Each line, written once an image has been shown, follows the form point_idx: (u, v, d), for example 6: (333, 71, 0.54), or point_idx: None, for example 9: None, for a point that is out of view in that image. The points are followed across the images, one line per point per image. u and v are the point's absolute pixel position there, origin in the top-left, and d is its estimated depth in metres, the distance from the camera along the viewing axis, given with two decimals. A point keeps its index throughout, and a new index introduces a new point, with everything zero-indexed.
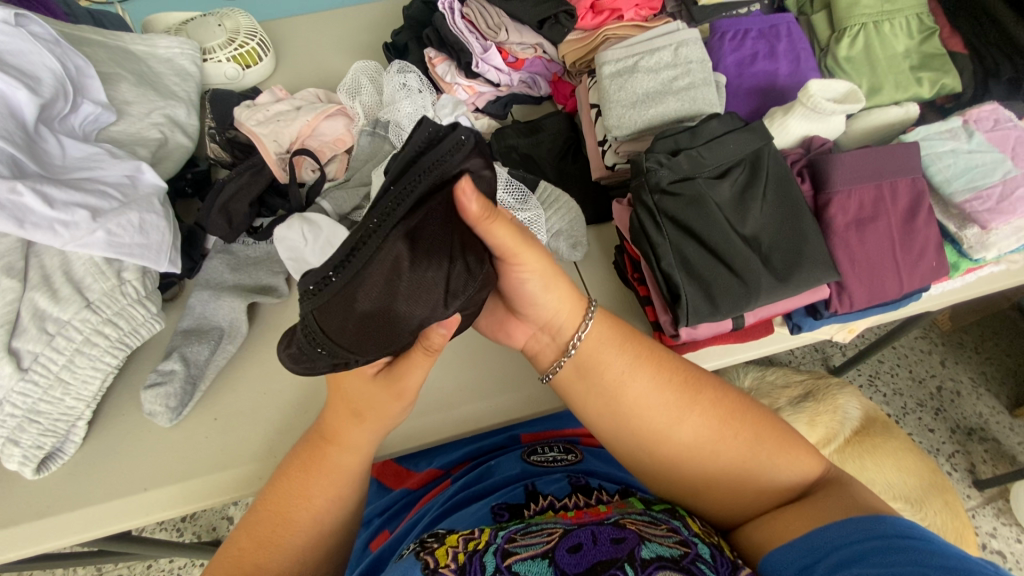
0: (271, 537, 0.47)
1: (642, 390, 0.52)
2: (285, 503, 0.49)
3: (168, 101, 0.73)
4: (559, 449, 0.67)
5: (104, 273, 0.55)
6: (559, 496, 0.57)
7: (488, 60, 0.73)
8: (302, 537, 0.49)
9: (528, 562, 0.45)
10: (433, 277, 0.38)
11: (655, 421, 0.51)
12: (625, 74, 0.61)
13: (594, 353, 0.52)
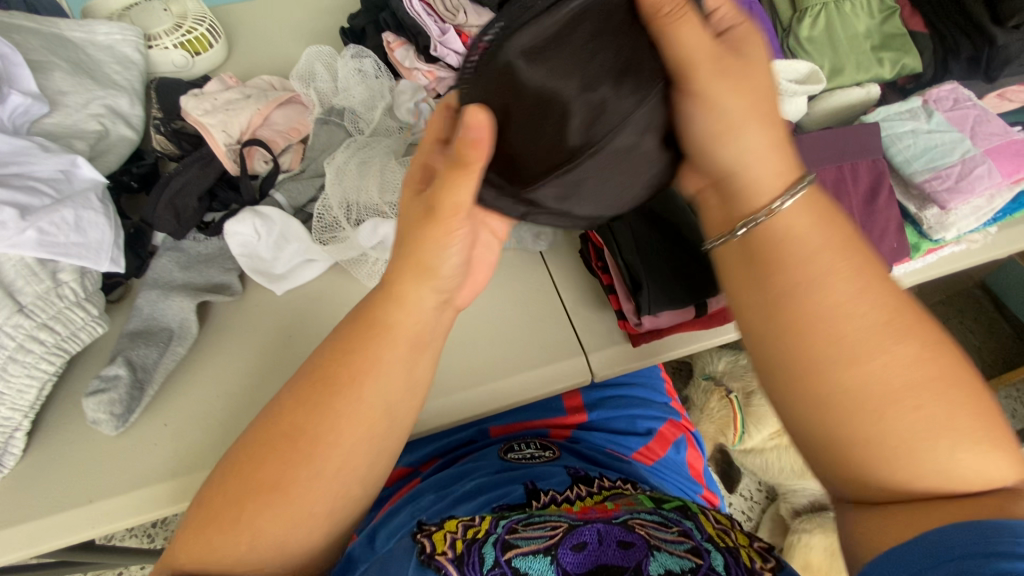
0: (261, 498, 0.41)
1: (850, 304, 0.34)
2: (283, 474, 0.41)
3: (108, 91, 0.69)
4: (536, 445, 0.66)
5: (37, 275, 0.51)
6: (560, 490, 0.56)
7: (446, 43, 0.70)
8: (331, 436, 0.42)
9: (529, 558, 0.44)
10: (573, 66, 0.33)
11: (844, 353, 0.34)
12: None
13: (779, 232, 0.36)
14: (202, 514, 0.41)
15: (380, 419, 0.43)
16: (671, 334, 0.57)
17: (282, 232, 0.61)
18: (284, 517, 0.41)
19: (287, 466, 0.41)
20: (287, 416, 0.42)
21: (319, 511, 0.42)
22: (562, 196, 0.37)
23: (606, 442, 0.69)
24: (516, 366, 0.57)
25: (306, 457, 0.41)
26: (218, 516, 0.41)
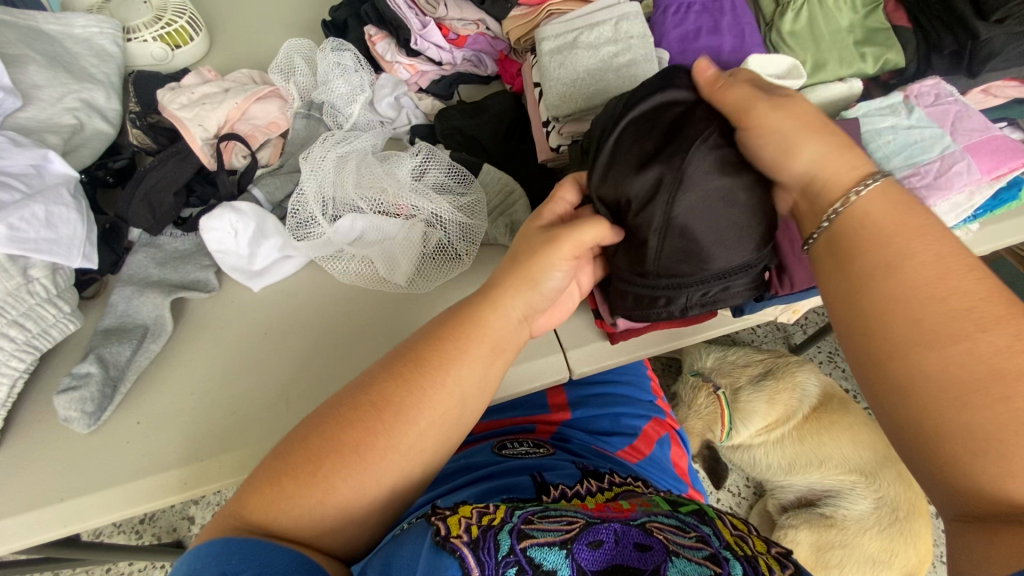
0: (319, 472, 0.40)
1: (963, 284, 0.36)
2: (349, 448, 0.41)
3: (83, 84, 0.68)
4: (529, 444, 0.65)
5: (7, 271, 0.51)
6: (570, 484, 0.56)
7: (427, 36, 0.70)
8: (418, 411, 0.43)
9: (546, 549, 0.44)
10: (660, 151, 0.46)
11: (940, 325, 0.35)
12: (564, 50, 0.58)
13: (868, 221, 0.40)
14: (275, 470, 0.41)
15: (458, 395, 0.44)
16: (649, 330, 0.57)
17: (259, 228, 0.60)
18: (359, 481, 0.41)
19: (369, 430, 0.42)
20: (370, 385, 0.44)
21: (389, 486, 0.42)
22: (686, 258, 0.48)
23: (593, 439, 0.69)
24: None
25: (391, 427, 0.42)
26: (293, 472, 0.40)
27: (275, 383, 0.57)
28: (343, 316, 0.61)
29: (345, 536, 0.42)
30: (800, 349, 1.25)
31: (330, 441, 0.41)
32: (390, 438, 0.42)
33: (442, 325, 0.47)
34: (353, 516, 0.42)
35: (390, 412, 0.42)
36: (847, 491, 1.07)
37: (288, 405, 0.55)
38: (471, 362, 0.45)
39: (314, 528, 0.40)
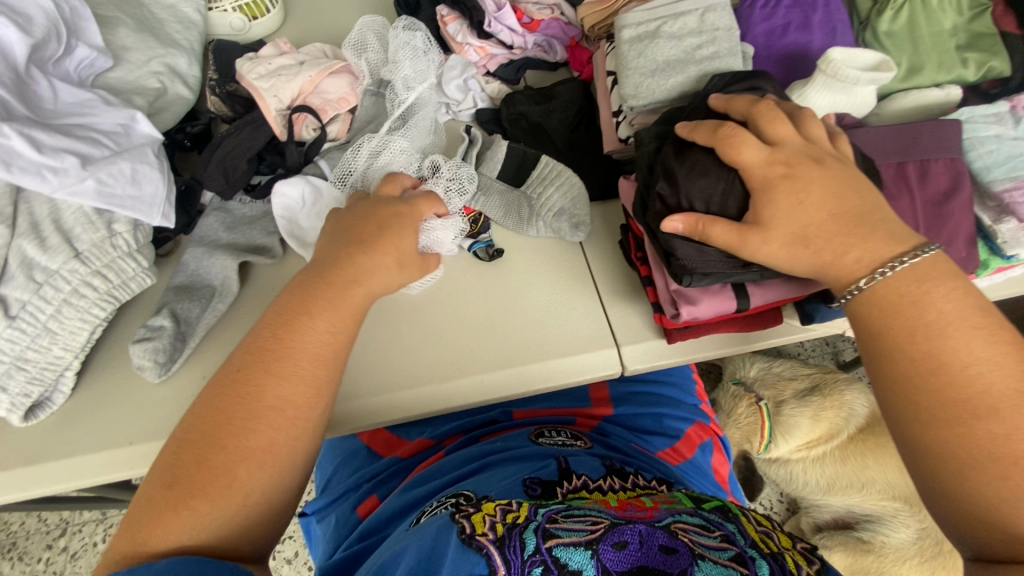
0: (213, 472, 0.41)
1: (986, 354, 0.39)
2: (235, 440, 0.42)
3: (168, 50, 0.70)
4: (566, 434, 0.65)
5: (94, 224, 0.53)
6: (593, 478, 0.55)
7: (501, 19, 0.70)
8: (290, 397, 0.44)
9: (571, 549, 0.44)
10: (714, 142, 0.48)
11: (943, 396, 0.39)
12: (646, 39, 0.57)
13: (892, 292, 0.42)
14: (169, 495, 0.40)
15: (332, 367, 0.47)
16: (710, 332, 0.55)
17: (325, 199, 0.62)
18: (261, 473, 0.42)
19: (258, 426, 0.43)
20: (237, 390, 0.44)
21: (296, 458, 0.45)
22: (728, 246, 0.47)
23: (633, 437, 0.68)
24: (545, 351, 0.56)
25: (274, 420, 0.43)
26: (193, 489, 0.40)
27: None
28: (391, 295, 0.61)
29: (272, 511, 0.44)
30: (848, 368, 1.20)
31: (219, 447, 0.42)
32: (270, 427, 0.43)
33: (304, 320, 0.47)
34: (273, 495, 0.43)
35: (261, 406, 0.43)
36: (888, 518, 1.03)
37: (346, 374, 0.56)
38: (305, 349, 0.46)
39: (227, 527, 0.41)
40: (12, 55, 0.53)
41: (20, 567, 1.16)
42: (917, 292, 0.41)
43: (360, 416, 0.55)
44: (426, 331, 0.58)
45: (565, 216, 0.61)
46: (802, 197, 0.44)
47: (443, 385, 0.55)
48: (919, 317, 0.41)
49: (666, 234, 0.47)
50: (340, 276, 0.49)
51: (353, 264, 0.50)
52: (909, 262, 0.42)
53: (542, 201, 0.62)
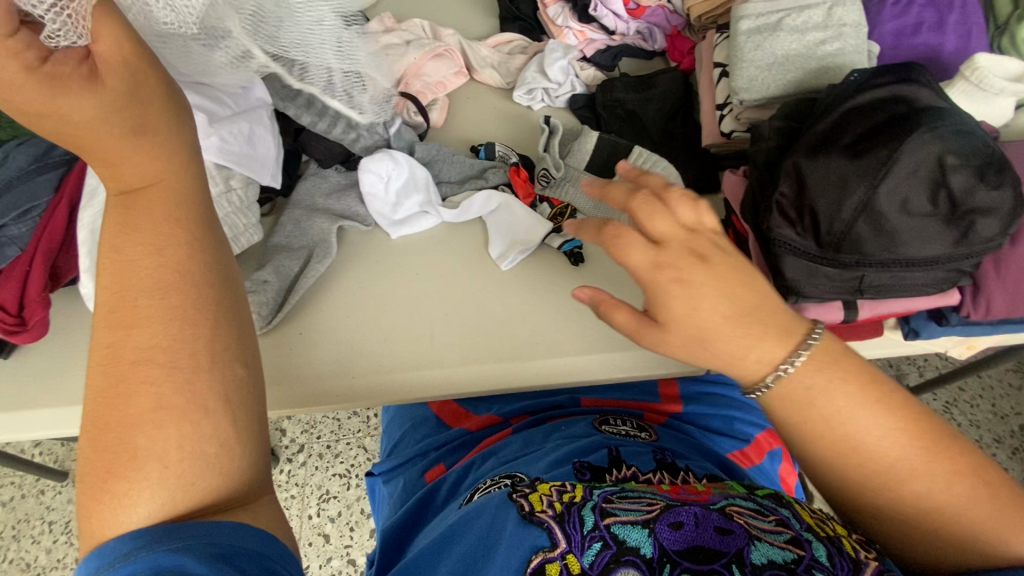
0: (121, 446, 0.34)
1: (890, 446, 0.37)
2: (126, 406, 0.35)
3: None
4: (631, 424, 0.65)
5: (214, 179, 0.56)
6: (644, 471, 0.55)
7: (608, 3, 0.69)
8: (155, 342, 0.36)
9: (627, 527, 0.43)
10: (847, 144, 0.44)
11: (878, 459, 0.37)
12: (765, 31, 0.55)
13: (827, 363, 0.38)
14: (89, 485, 0.34)
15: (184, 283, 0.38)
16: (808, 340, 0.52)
17: (409, 178, 0.63)
18: (163, 434, 0.35)
19: (138, 388, 0.35)
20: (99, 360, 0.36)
21: (206, 401, 0.36)
22: (858, 254, 0.44)
23: (700, 437, 0.67)
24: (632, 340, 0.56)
25: (147, 373, 0.35)
26: (103, 472, 0.34)
27: (414, 322, 0.59)
28: (478, 272, 0.62)
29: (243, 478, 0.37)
30: (913, 392, 1.16)
31: (115, 436, 0.35)
32: (150, 384, 0.35)
33: (132, 233, 0.38)
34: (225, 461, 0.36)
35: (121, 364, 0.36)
36: None
37: (432, 344, 0.58)
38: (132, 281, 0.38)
39: (164, 506, 0.34)
40: None
41: None
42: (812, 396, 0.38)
43: (443, 386, 0.56)
44: (511, 310, 0.59)
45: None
46: (696, 301, 0.38)
47: (528, 362, 0.56)
48: (821, 408, 0.38)
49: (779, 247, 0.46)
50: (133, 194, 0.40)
51: (113, 154, 0.37)
52: (805, 356, 0.38)
53: (634, 191, 0.62)
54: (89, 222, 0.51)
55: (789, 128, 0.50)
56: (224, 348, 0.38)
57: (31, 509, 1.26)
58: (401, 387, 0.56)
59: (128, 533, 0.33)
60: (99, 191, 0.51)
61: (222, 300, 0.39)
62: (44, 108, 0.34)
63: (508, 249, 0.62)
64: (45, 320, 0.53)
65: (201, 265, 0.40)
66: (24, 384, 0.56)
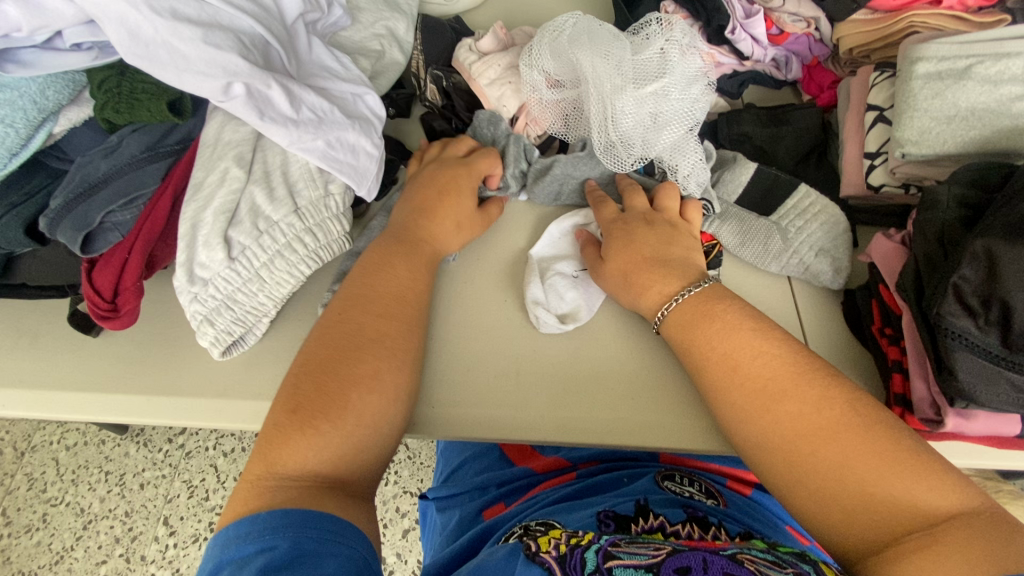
0: (279, 450, 0.41)
1: (790, 379, 0.42)
2: (304, 422, 0.42)
3: (392, 13, 0.68)
4: (699, 487, 0.57)
5: (315, 182, 0.54)
6: (672, 520, 0.49)
7: (748, 27, 0.62)
8: (374, 374, 0.45)
9: (631, 570, 0.39)
10: None
11: (770, 403, 0.42)
12: (948, 79, 0.48)
13: (743, 339, 0.45)
14: (291, 419, 0.42)
15: (407, 305, 0.50)
16: (961, 440, 0.45)
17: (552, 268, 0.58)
18: (339, 438, 0.42)
19: (365, 356, 0.45)
20: (344, 326, 0.47)
21: (373, 453, 0.44)
22: None
23: (786, 522, 0.58)
24: None
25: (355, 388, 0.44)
26: (312, 412, 0.42)
27: (489, 355, 0.54)
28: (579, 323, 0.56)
29: (369, 470, 0.44)
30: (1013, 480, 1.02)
31: (297, 397, 0.43)
32: (354, 392, 0.44)
33: (376, 300, 0.49)
34: (337, 481, 0.42)
35: (340, 372, 0.44)
36: None
37: (515, 380, 0.53)
38: (354, 292, 0.49)
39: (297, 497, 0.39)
40: (284, 10, 0.52)
41: (143, 451, 1.31)
42: (769, 394, 0.42)
43: (529, 428, 0.51)
44: (605, 354, 0.54)
45: (825, 258, 0.53)
46: (622, 259, 0.52)
47: (619, 413, 0.51)
48: (714, 345, 0.46)
49: (947, 345, 0.39)
50: (369, 289, 0.49)
51: (415, 244, 0.54)
52: (692, 293, 0.49)
53: (799, 235, 0.54)
54: (190, 215, 0.50)
55: (970, 203, 0.43)
56: (375, 421, 0.44)
57: (92, 456, 1.31)
58: (480, 421, 0.51)
59: (277, 509, 0.38)
60: (204, 184, 0.51)
61: (358, 409, 0.43)
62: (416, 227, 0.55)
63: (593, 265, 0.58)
64: (136, 309, 0.52)
65: (414, 339, 0.49)
66: (112, 365, 0.56)
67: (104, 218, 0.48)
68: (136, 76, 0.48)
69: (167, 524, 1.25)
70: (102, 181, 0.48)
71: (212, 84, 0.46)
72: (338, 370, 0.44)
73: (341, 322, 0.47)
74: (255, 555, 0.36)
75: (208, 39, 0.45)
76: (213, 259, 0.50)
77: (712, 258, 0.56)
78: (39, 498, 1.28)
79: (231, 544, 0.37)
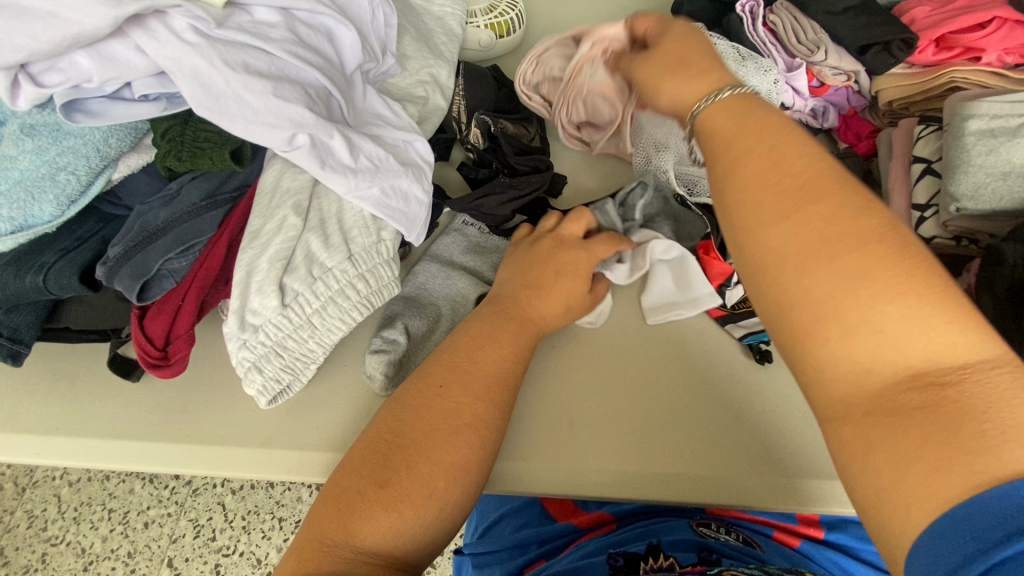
0: (358, 519, 0.40)
1: None
2: (388, 500, 0.41)
3: (436, 60, 0.69)
4: (738, 536, 0.58)
5: (368, 229, 0.53)
6: (683, 563, 0.52)
7: (791, 79, 0.62)
8: (458, 462, 0.43)
9: None
10: None
11: (851, 300, 0.33)
12: (1003, 136, 0.49)
13: None
14: (376, 494, 0.41)
15: (501, 383, 0.47)
16: None
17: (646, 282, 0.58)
18: (418, 517, 0.41)
19: (458, 441, 0.44)
20: (438, 406, 0.45)
21: (444, 527, 0.43)
22: None
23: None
24: (801, 465, 0.50)
25: (442, 469, 0.43)
26: (401, 492, 0.41)
27: (543, 404, 0.53)
28: (655, 389, 0.54)
29: (433, 546, 0.43)
30: None
31: (382, 461, 0.43)
32: (439, 474, 0.42)
33: (467, 375, 0.46)
34: (405, 550, 0.41)
35: (428, 447, 0.43)
36: None
37: (569, 431, 0.52)
38: (453, 365, 0.47)
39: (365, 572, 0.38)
40: (344, 60, 0.53)
41: (149, 488, 1.27)
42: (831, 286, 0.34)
43: (592, 486, 0.50)
44: (670, 407, 0.53)
45: None
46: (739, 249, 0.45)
47: (680, 464, 0.50)
48: None
49: None
50: (462, 366, 0.47)
51: (522, 323, 0.51)
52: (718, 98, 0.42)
53: None
54: (246, 262, 0.50)
55: None
56: (454, 504, 0.43)
57: (95, 493, 1.27)
58: (536, 475, 0.50)
59: None
60: (262, 231, 0.51)
61: (442, 494, 0.42)
62: (515, 303, 0.52)
63: (665, 306, 0.58)
64: (186, 357, 0.51)
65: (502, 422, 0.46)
66: (152, 411, 0.55)
67: (162, 266, 0.48)
68: (198, 125, 0.48)
69: (172, 566, 1.20)
70: (161, 228, 0.48)
71: (277, 134, 0.46)
72: (427, 451, 0.43)
73: (429, 399, 0.45)
74: None
75: (276, 91, 0.45)
76: (266, 305, 0.49)
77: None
78: (39, 537, 1.24)
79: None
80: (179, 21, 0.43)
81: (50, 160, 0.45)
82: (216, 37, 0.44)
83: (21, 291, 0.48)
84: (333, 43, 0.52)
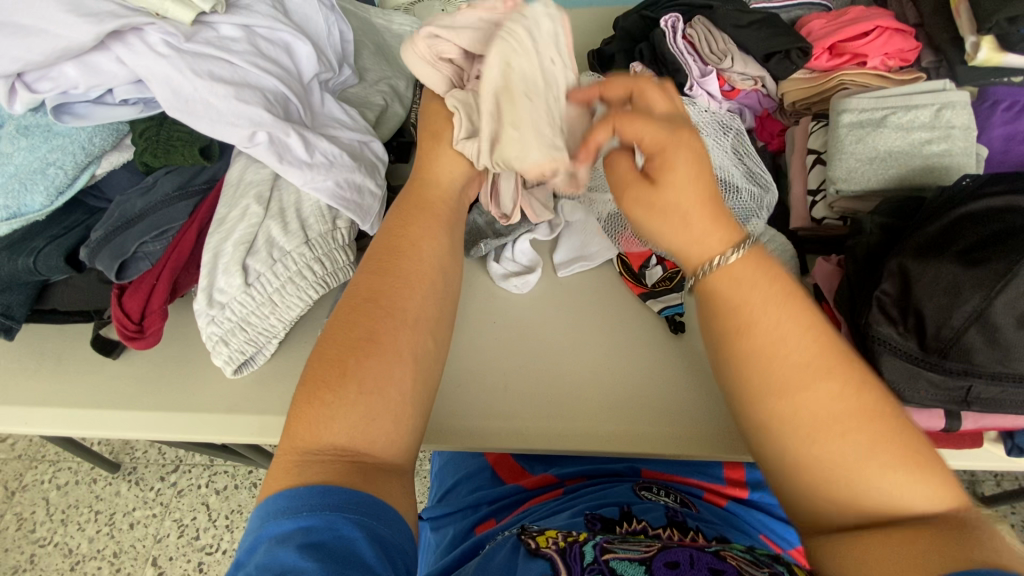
0: (316, 418, 0.42)
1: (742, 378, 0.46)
2: (337, 389, 0.43)
3: (393, 73, 0.77)
4: (674, 497, 0.63)
5: (324, 217, 0.60)
6: (654, 526, 0.56)
7: (704, 84, 0.69)
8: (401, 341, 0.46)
9: (625, 563, 0.45)
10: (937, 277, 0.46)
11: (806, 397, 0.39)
12: (868, 126, 0.58)
13: None
14: (323, 390, 0.43)
15: (440, 278, 0.52)
16: None
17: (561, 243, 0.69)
18: (375, 400, 0.43)
19: (390, 321, 0.47)
20: (359, 299, 0.48)
21: (402, 410, 0.45)
22: (962, 354, 0.45)
23: (757, 528, 0.64)
24: (707, 420, 0.56)
25: (374, 349, 0.45)
26: (346, 379, 0.44)
27: (480, 371, 0.60)
28: (579, 335, 0.61)
29: (397, 437, 0.44)
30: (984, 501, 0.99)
31: (342, 357, 0.45)
32: (378, 354, 0.45)
33: (389, 267, 0.50)
34: (375, 437, 0.43)
35: (360, 332, 0.46)
36: None
37: (503, 394, 0.58)
38: (375, 268, 0.50)
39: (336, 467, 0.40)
40: (302, 71, 0.61)
41: (135, 490, 1.32)
42: (796, 402, 0.39)
43: (522, 440, 0.56)
44: (595, 364, 0.60)
45: None
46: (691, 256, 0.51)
47: (600, 417, 0.56)
48: None
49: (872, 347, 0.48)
50: (382, 264, 0.50)
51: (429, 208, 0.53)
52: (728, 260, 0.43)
53: None
54: (213, 246, 0.56)
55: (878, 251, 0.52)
56: (404, 378, 0.45)
57: (82, 496, 1.31)
58: (472, 430, 0.56)
59: (303, 487, 0.39)
60: (227, 218, 0.58)
61: (389, 372, 0.45)
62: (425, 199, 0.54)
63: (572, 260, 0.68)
64: (160, 330, 0.58)
65: (429, 301, 0.50)
66: (130, 383, 0.61)
67: (138, 248, 0.54)
68: (172, 126, 0.55)
69: (156, 565, 1.24)
70: (138, 215, 0.55)
71: (239, 132, 0.53)
72: (358, 338, 0.46)
73: (359, 298, 0.48)
74: (295, 530, 0.37)
75: (238, 95, 0.53)
76: (231, 284, 0.56)
77: (677, 282, 0.63)
78: (27, 539, 1.27)
79: (274, 524, 0.38)
80: (154, 36, 0.50)
81: (42, 156, 0.52)
82: (186, 50, 0.51)
83: (14, 271, 0.55)
84: (292, 56, 0.60)
